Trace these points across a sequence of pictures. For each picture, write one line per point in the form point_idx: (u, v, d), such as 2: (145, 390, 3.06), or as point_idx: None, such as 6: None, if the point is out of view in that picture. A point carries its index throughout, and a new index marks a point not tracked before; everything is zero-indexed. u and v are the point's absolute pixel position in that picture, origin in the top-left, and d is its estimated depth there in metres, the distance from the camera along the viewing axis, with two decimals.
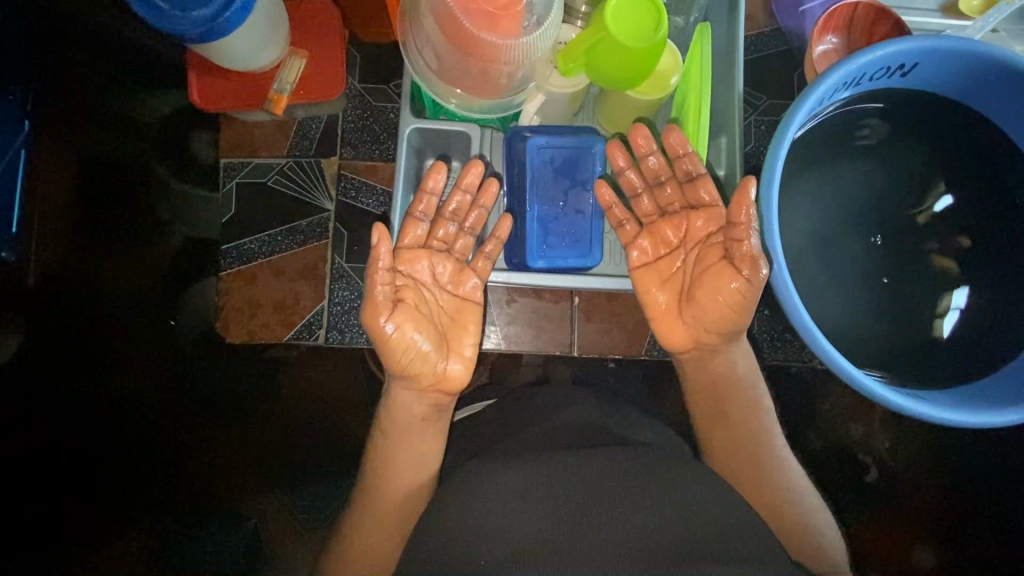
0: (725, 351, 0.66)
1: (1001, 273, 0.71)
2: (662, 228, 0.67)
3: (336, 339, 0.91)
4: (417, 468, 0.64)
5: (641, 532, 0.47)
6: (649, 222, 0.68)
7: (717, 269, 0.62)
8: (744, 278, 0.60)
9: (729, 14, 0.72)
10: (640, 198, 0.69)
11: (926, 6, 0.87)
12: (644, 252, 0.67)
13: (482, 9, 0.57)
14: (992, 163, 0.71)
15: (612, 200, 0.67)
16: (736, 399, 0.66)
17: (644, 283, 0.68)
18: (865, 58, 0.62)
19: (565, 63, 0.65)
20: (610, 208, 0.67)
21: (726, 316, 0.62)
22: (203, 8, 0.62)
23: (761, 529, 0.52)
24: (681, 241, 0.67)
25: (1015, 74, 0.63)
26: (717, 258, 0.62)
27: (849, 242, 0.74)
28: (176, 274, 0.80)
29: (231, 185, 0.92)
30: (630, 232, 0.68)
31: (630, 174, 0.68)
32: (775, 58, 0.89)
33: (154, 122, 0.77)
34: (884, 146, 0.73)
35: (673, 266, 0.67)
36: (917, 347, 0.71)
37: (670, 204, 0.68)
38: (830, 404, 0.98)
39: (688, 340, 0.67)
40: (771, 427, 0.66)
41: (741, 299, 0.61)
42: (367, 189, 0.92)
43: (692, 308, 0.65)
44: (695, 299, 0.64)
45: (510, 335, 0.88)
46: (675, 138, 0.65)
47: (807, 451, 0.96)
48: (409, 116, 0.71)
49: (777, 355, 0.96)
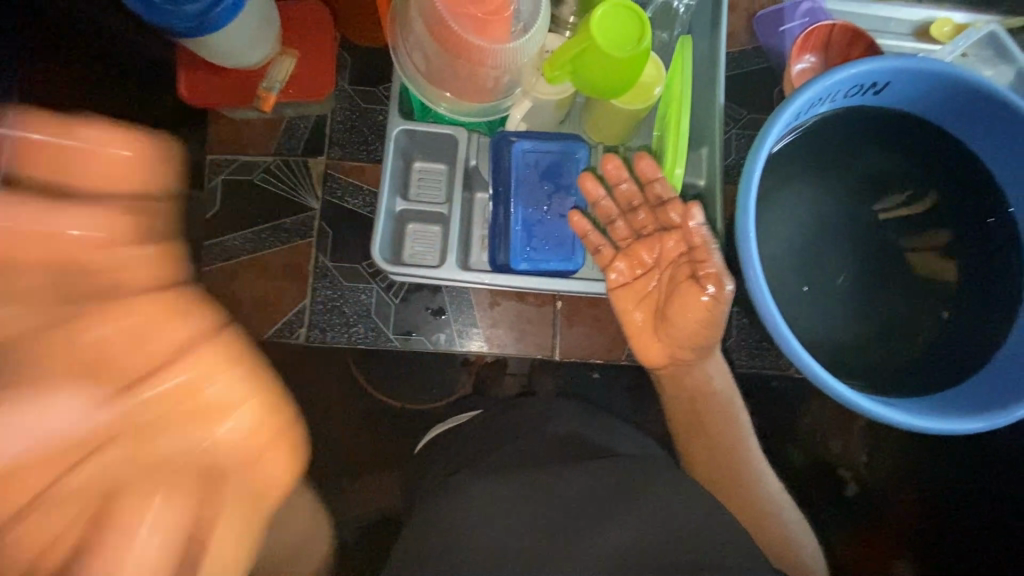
0: (701, 365, 0.66)
1: (977, 286, 0.72)
2: (638, 250, 0.66)
3: (317, 339, 0.87)
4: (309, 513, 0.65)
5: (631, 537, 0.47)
6: (626, 245, 0.68)
7: (685, 287, 0.61)
8: (711, 296, 0.59)
9: (711, 31, 0.75)
10: (615, 222, 0.68)
11: (899, 30, 0.91)
12: (621, 273, 0.67)
13: (470, 13, 0.59)
14: (961, 176, 0.73)
15: (586, 228, 0.66)
16: (713, 414, 0.66)
17: (622, 303, 0.68)
18: (840, 74, 0.65)
19: (550, 69, 0.66)
20: (586, 235, 0.67)
21: (697, 333, 0.62)
22: (195, 3, 0.63)
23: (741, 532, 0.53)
24: (656, 262, 0.66)
25: (980, 94, 0.66)
26: (684, 277, 0.62)
27: (828, 258, 0.76)
28: None
29: (216, 181, 0.88)
30: (607, 255, 0.67)
31: (604, 202, 0.67)
32: (756, 75, 0.92)
33: (144, 123, 0.77)
34: (858, 161, 0.75)
35: (649, 288, 0.67)
36: (892, 358, 0.72)
37: (644, 228, 0.67)
38: (810, 419, 0.99)
39: (663, 356, 0.67)
40: (748, 441, 0.66)
41: (709, 316, 0.60)
42: (353, 189, 0.89)
43: (665, 326, 0.64)
44: (668, 317, 0.63)
45: (493, 337, 0.89)
46: (647, 164, 0.65)
47: (789, 467, 0.98)
48: (398, 117, 0.73)
49: (751, 363, 0.96)
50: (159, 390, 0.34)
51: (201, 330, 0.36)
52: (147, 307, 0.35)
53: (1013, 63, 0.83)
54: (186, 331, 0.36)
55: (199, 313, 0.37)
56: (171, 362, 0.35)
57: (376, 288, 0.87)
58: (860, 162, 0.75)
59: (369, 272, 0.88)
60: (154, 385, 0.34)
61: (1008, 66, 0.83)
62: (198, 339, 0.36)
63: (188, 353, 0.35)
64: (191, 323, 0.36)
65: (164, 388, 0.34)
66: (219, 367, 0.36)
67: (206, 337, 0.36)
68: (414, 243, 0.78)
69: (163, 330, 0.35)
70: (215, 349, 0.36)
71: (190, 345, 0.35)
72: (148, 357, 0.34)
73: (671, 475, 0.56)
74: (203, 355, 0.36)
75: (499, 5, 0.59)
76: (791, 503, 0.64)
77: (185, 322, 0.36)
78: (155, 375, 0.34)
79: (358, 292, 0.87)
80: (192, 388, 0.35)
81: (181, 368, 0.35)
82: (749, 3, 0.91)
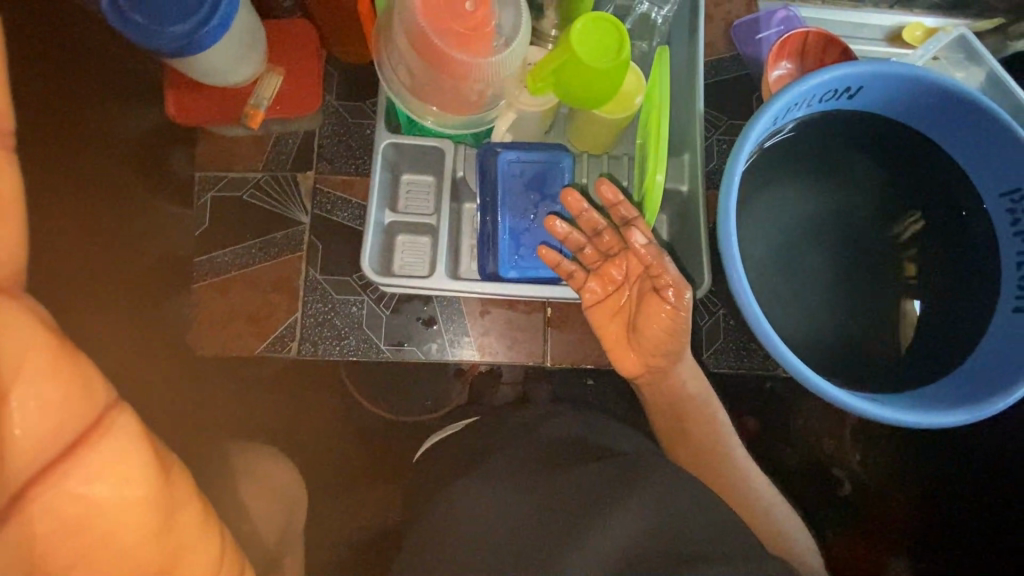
0: (675, 369, 0.63)
1: (956, 282, 0.74)
2: (608, 268, 0.63)
3: (308, 352, 0.84)
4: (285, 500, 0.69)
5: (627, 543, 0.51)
6: (595, 265, 0.63)
7: (647, 300, 0.59)
8: (671, 307, 0.58)
9: (690, 38, 0.77)
10: (583, 247, 0.63)
11: (871, 35, 0.94)
12: (592, 293, 0.63)
13: (452, 29, 0.60)
14: (934, 177, 0.75)
15: (559, 256, 0.61)
16: (694, 418, 0.64)
17: (596, 319, 0.64)
18: (813, 80, 0.66)
19: (534, 82, 0.67)
20: (558, 265, 0.62)
21: (663, 343, 0.60)
22: (183, 24, 0.64)
23: (728, 528, 0.54)
24: (625, 278, 0.62)
25: (950, 96, 0.68)
26: (646, 290, 0.60)
27: (812, 257, 0.77)
28: (153, 281, 0.79)
29: (206, 198, 0.88)
30: (578, 278, 0.63)
31: (573, 235, 0.61)
32: (734, 81, 0.94)
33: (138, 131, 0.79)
34: (839, 162, 0.77)
35: (620, 305, 0.63)
36: (874, 355, 0.74)
37: (611, 248, 0.63)
38: (804, 419, 1.00)
39: (639, 366, 0.63)
40: (730, 442, 0.64)
41: (672, 325, 0.59)
42: (341, 202, 0.88)
43: (638, 337, 0.61)
44: (639, 330, 0.61)
45: (484, 345, 0.86)
46: (607, 188, 0.59)
47: (783, 465, 0.99)
48: (385, 131, 0.75)
49: (723, 365, 0.91)
50: (63, 480, 0.31)
51: (97, 407, 0.33)
52: (51, 383, 0.31)
53: (981, 65, 0.85)
54: (82, 417, 0.32)
55: (105, 384, 0.35)
56: (72, 448, 0.32)
57: (366, 300, 0.85)
58: (839, 164, 0.77)
59: (361, 284, 0.86)
60: (62, 469, 0.31)
61: (977, 67, 0.85)
62: (99, 415, 0.33)
63: (94, 434, 0.33)
64: (92, 400, 0.33)
65: (68, 481, 0.31)
66: (127, 447, 0.34)
67: (111, 409, 0.34)
68: (403, 254, 0.78)
69: (59, 416, 0.31)
70: (127, 421, 0.34)
71: (99, 421, 0.33)
72: (48, 437, 0.31)
73: (664, 477, 0.57)
74: (111, 437, 0.33)
75: (479, 21, 0.61)
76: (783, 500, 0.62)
77: (90, 395, 0.33)
78: (59, 462, 0.31)
79: (349, 305, 0.85)
80: (97, 479, 0.32)
81: (87, 455, 0.32)
82: (725, 12, 0.93)
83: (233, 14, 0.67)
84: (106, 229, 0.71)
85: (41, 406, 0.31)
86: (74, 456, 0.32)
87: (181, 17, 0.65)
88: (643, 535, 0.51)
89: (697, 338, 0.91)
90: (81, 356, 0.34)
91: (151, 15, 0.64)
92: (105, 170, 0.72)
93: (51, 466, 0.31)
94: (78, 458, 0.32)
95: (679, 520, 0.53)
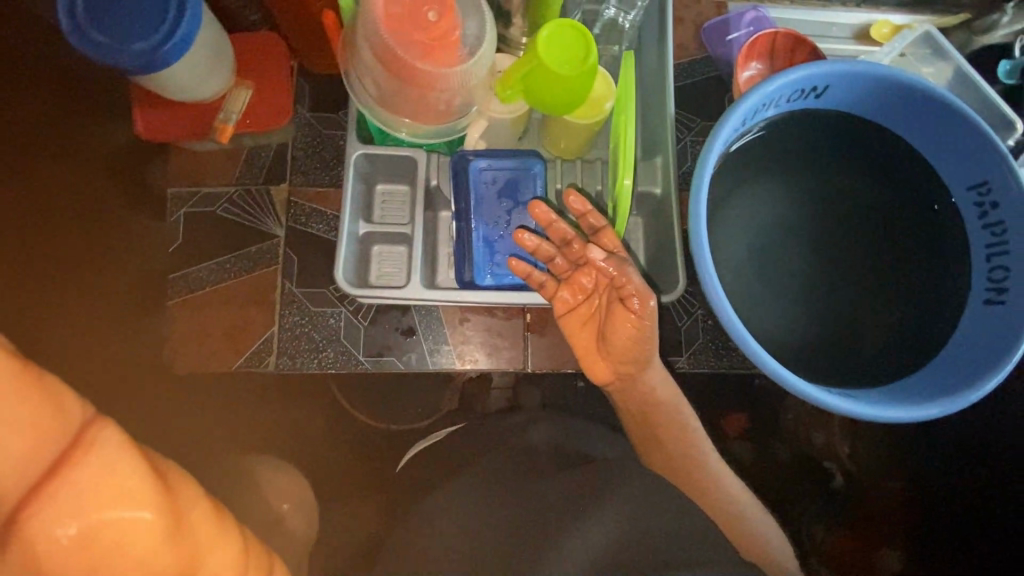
0: (643, 376, 0.63)
1: (929, 277, 0.75)
2: (578, 277, 0.62)
3: (285, 366, 0.83)
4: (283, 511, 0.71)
5: (600, 550, 0.51)
6: (566, 274, 0.63)
7: (614, 309, 0.60)
8: (636, 316, 0.58)
9: (658, 42, 0.78)
10: (553, 258, 0.62)
11: (841, 34, 0.95)
12: (563, 302, 0.63)
13: (415, 40, 0.60)
14: (904, 172, 0.76)
15: (529, 267, 0.61)
16: (667, 423, 0.64)
17: (568, 326, 0.64)
18: (779, 81, 0.67)
19: (503, 89, 0.68)
20: (528, 276, 0.62)
21: (629, 350, 0.60)
22: (144, 42, 0.66)
23: (695, 534, 0.53)
24: (594, 288, 0.62)
25: (915, 92, 0.69)
26: (612, 301, 0.60)
27: (785, 256, 0.77)
28: (133, 296, 0.82)
29: (178, 214, 0.86)
30: (550, 288, 0.64)
31: (543, 247, 0.61)
32: (707, 82, 0.94)
33: (115, 151, 0.83)
34: (810, 161, 0.77)
35: (592, 312, 0.63)
36: (849, 351, 0.74)
37: (582, 257, 0.62)
38: (795, 410, 1.02)
39: (609, 373, 0.64)
40: (704, 445, 0.65)
41: (639, 332, 0.59)
42: (316, 214, 0.87)
43: (606, 344, 0.62)
44: (608, 338, 0.61)
45: (464, 353, 0.86)
46: (576, 199, 0.60)
47: (778, 462, 1.02)
48: (356, 142, 0.75)
49: (691, 364, 0.91)
50: (55, 500, 0.31)
51: (79, 424, 0.33)
52: (20, 404, 0.31)
53: (949, 61, 0.85)
54: (60, 435, 0.32)
55: (81, 399, 0.34)
56: (55, 469, 0.31)
57: (344, 312, 0.84)
58: (812, 163, 0.77)
59: (338, 296, 0.85)
60: (49, 491, 0.31)
61: (944, 63, 0.86)
62: (80, 432, 0.32)
63: (78, 452, 0.32)
64: (66, 419, 0.32)
65: (54, 502, 0.31)
66: (115, 461, 0.33)
67: (91, 427, 0.33)
68: (380, 264, 0.78)
69: (34, 438, 0.31)
70: (112, 434, 0.33)
71: (81, 437, 0.32)
72: (32, 453, 0.31)
73: (637, 483, 0.57)
74: (95, 454, 0.32)
75: (443, 31, 0.61)
76: (755, 501, 0.63)
77: (63, 413, 0.32)
78: (44, 483, 0.31)
79: (326, 317, 0.84)
80: (84, 497, 0.31)
81: (71, 474, 0.31)
82: (695, 15, 0.94)
83: (195, 33, 0.68)
84: (97, 245, 0.80)
85: (12, 427, 0.30)
86: (58, 476, 0.31)
87: (142, 35, 0.66)
88: (616, 543, 0.51)
89: (676, 339, 0.91)
90: (48, 371, 0.33)
91: (111, 34, 0.65)
92: (91, 192, 0.80)
93: (38, 486, 0.31)
94: (61, 479, 0.31)
95: (652, 526, 0.53)
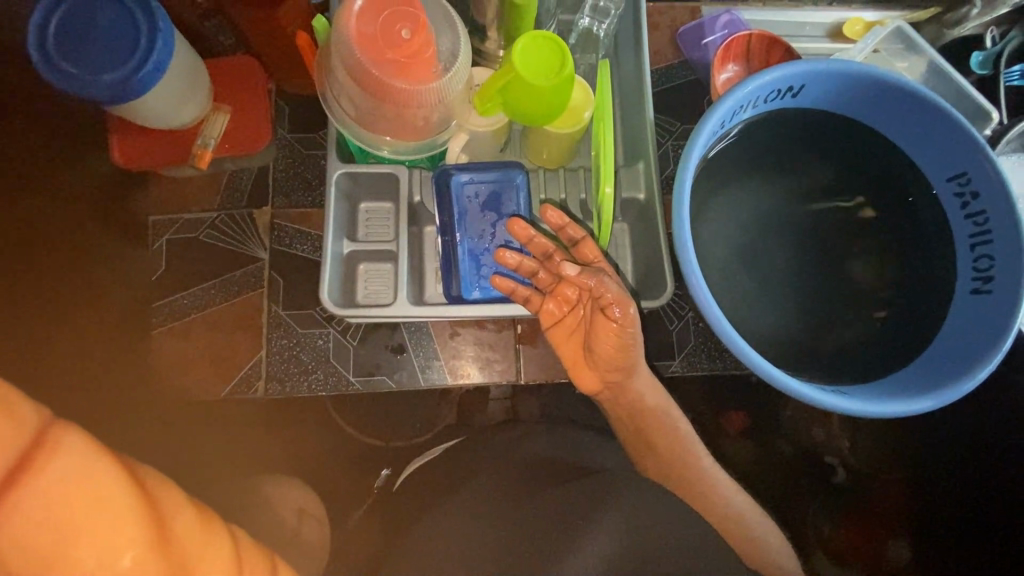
0: (629, 384, 0.62)
1: (913, 270, 0.75)
2: (562, 288, 0.62)
3: (275, 390, 0.82)
4: (273, 531, 0.70)
5: (593, 560, 0.50)
6: (551, 286, 0.63)
7: (596, 319, 0.59)
8: (617, 323, 0.58)
9: (634, 49, 0.79)
10: (535, 273, 0.62)
11: (814, 33, 0.96)
12: (549, 314, 0.63)
13: (390, 59, 0.60)
14: (884, 166, 0.76)
15: (511, 284, 0.61)
16: (658, 429, 0.64)
17: (556, 337, 0.64)
18: (755, 83, 0.67)
19: (481, 102, 0.67)
20: (513, 291, 0.62)
21: (614, 359, 0.60)
22: (114, 72, 0.66)
23: (683, 540, 0.53)
24: (579, 298, 0.62)
25: (891, 87, 0.69)
26: (593, 312, 0.60)
27: (769, 255, 0.78)
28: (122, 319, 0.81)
29: (162, 242, 0.85)
30: (535, 302, 0.63)
31: (525, 263, 0.60)
32: (684, 87, 0.95)
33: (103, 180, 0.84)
34: (791, 159, 0.78)
35: (577, 323, 0.63)
36: (837, 348, 0.74)
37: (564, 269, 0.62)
38: (793, 406, 1.01)
39: (598, 383, 0.63)
40: (695, 450, 0.65)
41: (622, 342, 0.59)
42: (300, 235, 0.87)
43: (591, 355, 0.61)
44: (593, 349, 0.61)
45: (454, 368, 0.85)
46: (553, 213, 0.60)
47: (778, 456, 1.00)
48: (336, 162, 0.74)
49: (683, 367, 0.91)
50: (16, 511, 0.29)
51: (40, 426, 0.31)
52: None
53: (922, 55, 0.86)
54: (17, 439, 0.30)
55: (33, 403, 0.32)
56: (13, 475, 0.30)
57: (332, 332, 0.83)
58: (790, 164, 0.78)
59: (325, 317, 0.84)
60: (11, 498, 0.29)
61: (917, 56, 0.86)
62: (40, 436, 0.31)
63: (39, 455, 0.30)
64: (22, 426, 0.31)
65: (12, 510, 0.29)
66: (84, 464, 0.32)
67: (53, 429, 0.32)
68: (367, 283, 0.78)
69: None
70: (77, 438, 0.32)
71: (43, 440, 0.31)
72: None
73: (629, 490, 0.56)
74: (59, 456, 0.31)
75: (419, 47, 0.60)
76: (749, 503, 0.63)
77: (17, 419, 0.31)
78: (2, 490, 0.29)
79: (314, 338, 0.83)
80: (52, 505, 0.30)
81: (34, 480, 0.30)
82: (670, 20, 0.95)
83: (168, 60, 0.67)
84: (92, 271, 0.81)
85: None
86: (17, 485, 0.30)
87: (112, 66, 0.66)
88: (611, 552, 0.51)
89: (667, 342, 0.91)
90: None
91: (82, 66, 0.65)
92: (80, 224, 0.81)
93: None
94: (19, 487, 0.30)
95: (644, 534, 0.52)
